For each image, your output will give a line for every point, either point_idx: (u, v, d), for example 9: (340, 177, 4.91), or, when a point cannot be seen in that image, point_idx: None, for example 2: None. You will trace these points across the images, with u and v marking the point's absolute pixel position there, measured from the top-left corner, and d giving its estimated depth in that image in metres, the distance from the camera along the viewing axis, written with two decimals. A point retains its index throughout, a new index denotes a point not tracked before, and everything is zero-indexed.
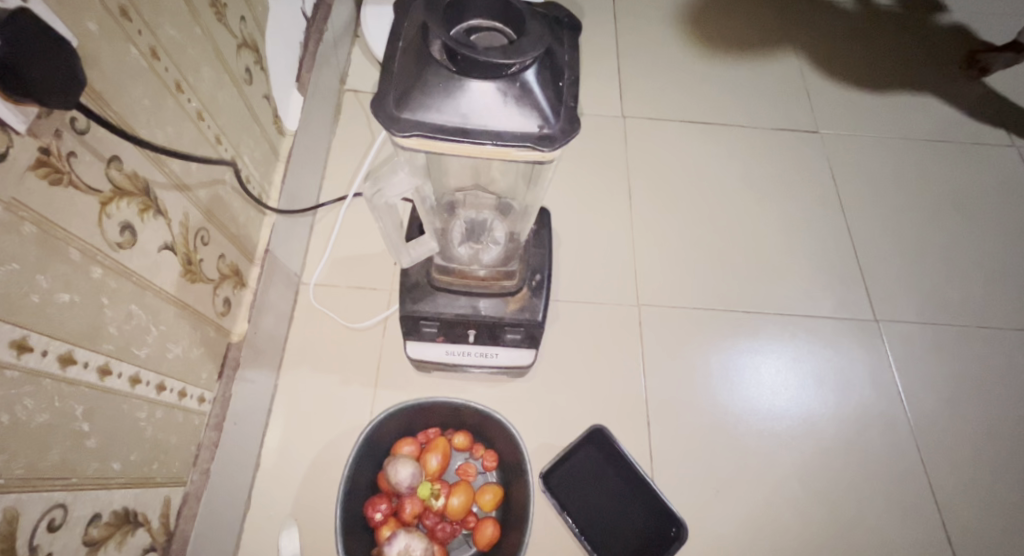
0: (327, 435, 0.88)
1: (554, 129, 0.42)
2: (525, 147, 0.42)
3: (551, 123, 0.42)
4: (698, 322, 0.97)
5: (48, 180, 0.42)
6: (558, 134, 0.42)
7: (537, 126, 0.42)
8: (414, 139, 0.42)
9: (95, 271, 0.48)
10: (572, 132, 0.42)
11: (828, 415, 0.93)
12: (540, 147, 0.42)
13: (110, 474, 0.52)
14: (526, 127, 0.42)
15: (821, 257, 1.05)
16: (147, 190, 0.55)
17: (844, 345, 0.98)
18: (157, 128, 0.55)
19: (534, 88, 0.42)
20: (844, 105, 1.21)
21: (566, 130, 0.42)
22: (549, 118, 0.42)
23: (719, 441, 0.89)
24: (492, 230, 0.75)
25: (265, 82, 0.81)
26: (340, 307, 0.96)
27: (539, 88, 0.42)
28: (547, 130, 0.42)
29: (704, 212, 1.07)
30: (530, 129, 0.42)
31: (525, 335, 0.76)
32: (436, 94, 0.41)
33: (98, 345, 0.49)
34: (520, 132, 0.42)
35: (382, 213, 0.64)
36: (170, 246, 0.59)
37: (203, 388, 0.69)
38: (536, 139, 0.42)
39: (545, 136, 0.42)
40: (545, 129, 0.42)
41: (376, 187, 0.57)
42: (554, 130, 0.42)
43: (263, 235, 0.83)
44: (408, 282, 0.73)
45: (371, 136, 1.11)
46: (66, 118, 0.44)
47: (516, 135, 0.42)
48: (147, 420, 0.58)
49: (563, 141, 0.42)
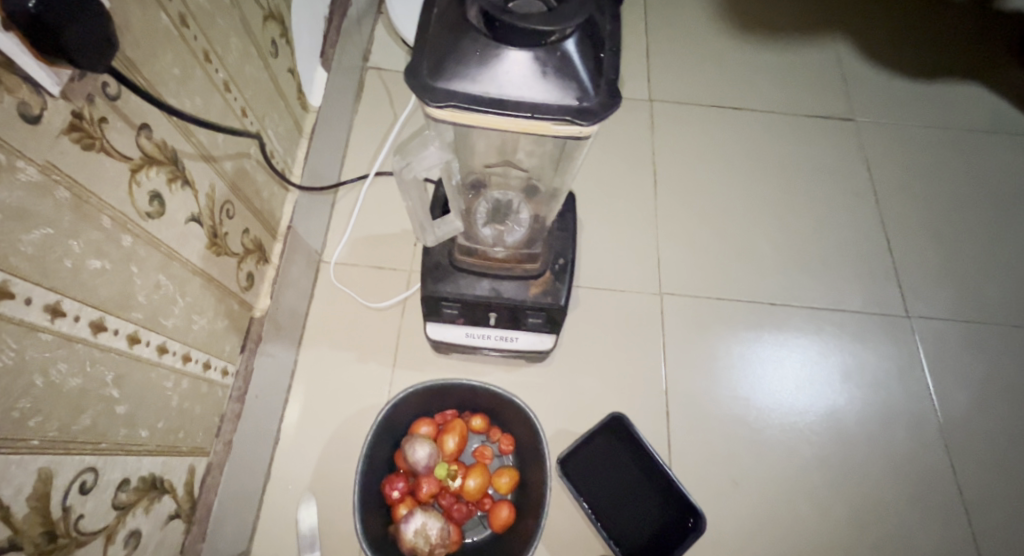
0: (346, 413, 0.88)
1: (594, 102, 0.41)
2: (564, 120, 0.40)
3: (591, 96, 0.41)
4: (722, 313, 0.96)
5: (81, 145, 0.42)
6: (596, 107, 0.41)
7: (576, 99, 0.41)
8: (446, 110, 0.41)
9: (125, 239, 0.48)
10: (613, 105, 0.41)
11: (854, 412, 0.91)
12: (579, 121, 0.40)
13: (138, 440, 0.53)
14: (566, 100, 0.41)
15: (851, 249, 1.03)
16: (175, 160, 0.55)
17: (873, 340, 0.96)
18: (186, 97, 0.55)
19: (573, 60, 0.41)
20: (880, 92, 1.18)
21: (607, 103, 0.41)
22: (588, 91, 0.41)
23: (739, 433, 0.88)
24: (516, 211, 0.74)
25: (290, 56, 0.81)
26: (360, 286, 0.96)
27: (579, 59, 0.41)
28: (586, 103, 0.41)
29: (732, 200, 1.05)
30: (569, 102, 0.40)
31: (546, 319, 0.75)
32: (472, 64, 0.40)
33: (127, 314, 0.50)
34: (556, 104, 0.41)
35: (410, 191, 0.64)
36: (197, 218, 0.59)
37: (226, 361, 0.69)
38: (574, 112, 0.40)
39: (584, 109, 0.40)
40: (584, 102, 0.41)
41: (405, 162, 0.57)
42: (592, 103, 0.41)
43: (286, 211, 0.83)
44: (430, 262, 0.73)
45: (395, 114, 1.10)
46: (98, 83, 0.43)
47: (554, 107, 0.40)
48: (173, 389, 0.58)
49: (602, 114, 0.40)
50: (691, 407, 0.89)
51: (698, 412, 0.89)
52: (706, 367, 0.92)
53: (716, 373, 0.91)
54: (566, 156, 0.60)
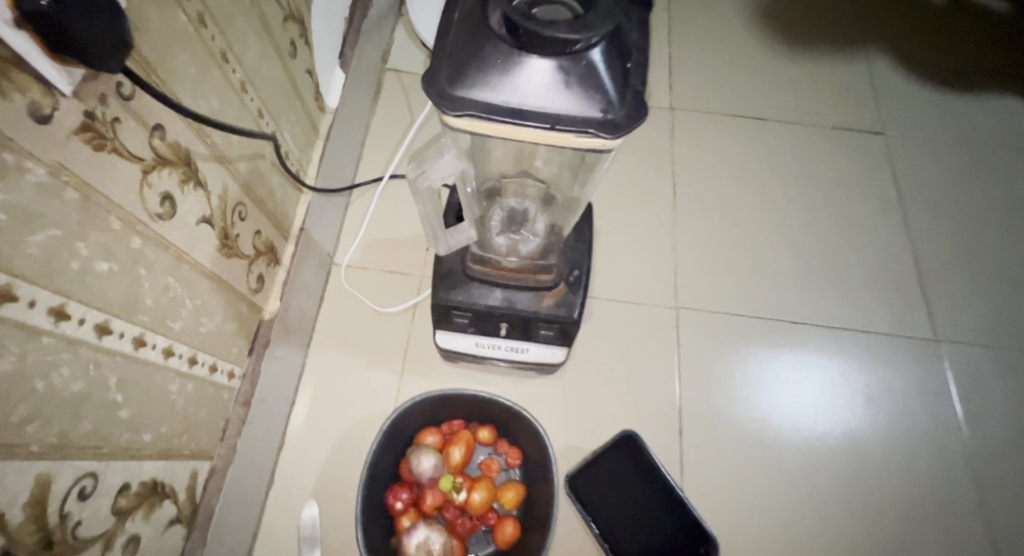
0: (351, 419, 0.87)
1: (620, 114, 0.39)
2: (587, 133, 0.38)
3: (616, 108, 0.39)
4: (741, 330, 0.93)
5: (92, 146, 0.41)
6: (622, 120, 0.39)
7: (601, 111, 0.39)
8: (463, 119, 0.39)
9: (134, 241, 0.48)
10: (639, 118, 0.39)
11: (878, 438, 0.89)
12: (603, 134, 0.38)
13: (140, 445, 0.52)
14: (590, 112, 0.39)
15: (877, 267, 1.00)
16: (188, 161, 0.54)
17: (899, 364, 0.93)
18: (201, 98, 0.54)
19: (599, 71, 0.39)
20: (912, 106, 1.15)
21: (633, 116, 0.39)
22: (613, 103, 0.39)
23: (755, 454, 0.86)
24: (529, 219, 0.72)
25: (308, 56, 0.80)
26: (371, 290, 0.95)
27: (605, 70, 0.39)
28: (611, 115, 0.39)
29: (754, 213, 1.03)
30: (593, 113, 0.38)
31: (559, 332, 0.74)
32: (492, 72, 0.39)
33: (134, 317, 0.49)
34: (580, 115, 0.38)
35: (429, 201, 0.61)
36: (208, 220, 0.59)
37: (233, 364, 0.69)
38: (599, 124, 0.38)
39: (609, 121, 0.38)
40: (609, 114, 0.39)
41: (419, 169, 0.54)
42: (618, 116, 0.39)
43: (299, 213, 0.83)
44: (442, 270, 0.71)
45: (412, 116, 1.09)
46: (112, 82, 0.43)
47: (577, 118, 0.38)
48: (178, 393, 0.57)
49: (628, 127, 0.38)
50: (705, 427, 0.86)
51: (712, 432, 0.86)
52: (721, 385, 0.89)
53: (732, 391, 0.89)
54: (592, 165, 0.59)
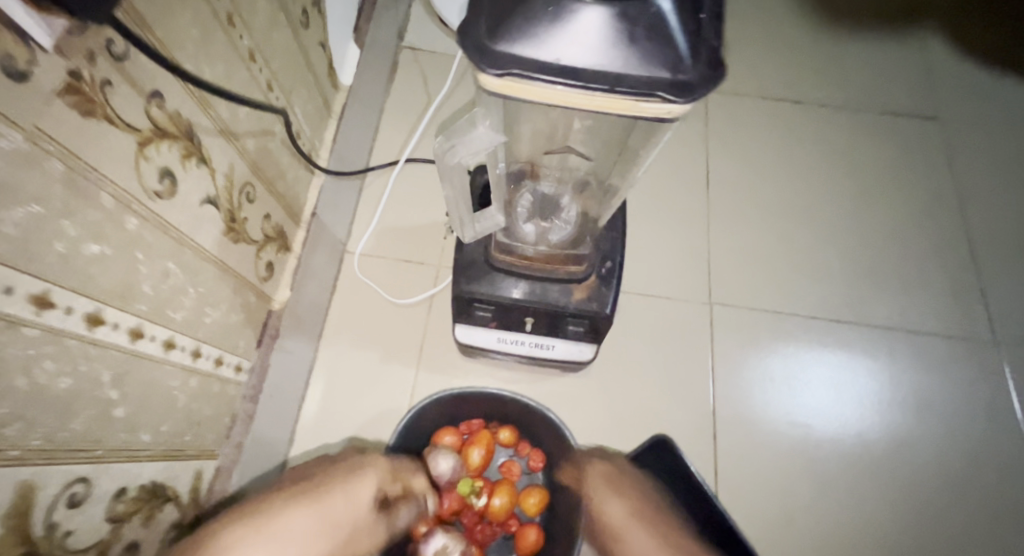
0: (364, 416, 0.82)
1: (693, 75, 0.32)
2: (653, 97, 0.32)
3: (689, 66, 0.32)
4: (779, 330, 0.91)
5: (78, 110, 0.36)
6: (697, 83, 0.32)
7: (670, 70, 0.32)
8: (505, 79, 0.32)
9: (130, 221, 0.43)
10: (717, 79, 0.32)
11: (923, 443, 0.86)
12: (672, 98, 0.32)
13: (139, 446, 0.48)
14: (657, 71, 0.32)
15: (920, 266, 0.96)
16: (190, 134, 0.49)
17: (946, 368, 0.90)
18: (205, 64, 0.49)
19: (667, 20, 0.32)
20: (959, 91, 1.09)
21: (710, 76, 0.32)
22: (687, 61, 0.32)
23: (795, 456, 0.84)
24: (560, 205, 0.67)
25: (321, 28, 0.75)
26: (385, 280, 0.90)
27: (675, 20, 0.32)
28: (685, 75, 0.32)
29: (791, 208, 0.99)
30: (661, 73, 0.32)
31: (588, 328, 0.69)
32: (539, 21, 0.32)
33: (131, 306, 0.44)
34: (647, 76, 0.32)
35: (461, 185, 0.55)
36: (213, 200, 0.54)
37: (241, 357, 0.64)
38: (669, 88, 0.32)
39: (681, 83, 0.32)
40: (681, 75, 0.32)
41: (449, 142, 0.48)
42: (692, 77, 0.32)
43: (310, 197, 0.79)
44: (463, 259, 0.67)
45: (429, 97, 1.04)
46: (102, 39, 0.37)
47: (642, 79, 0.32)
48: (180, 389, 0.53)
49: (704, 91, 0.32)
50: (738, 426, 0.84)
51: (744, 431, 0.84)
52: (754, 383, 0.87)
53: (766, 390, 0.87)
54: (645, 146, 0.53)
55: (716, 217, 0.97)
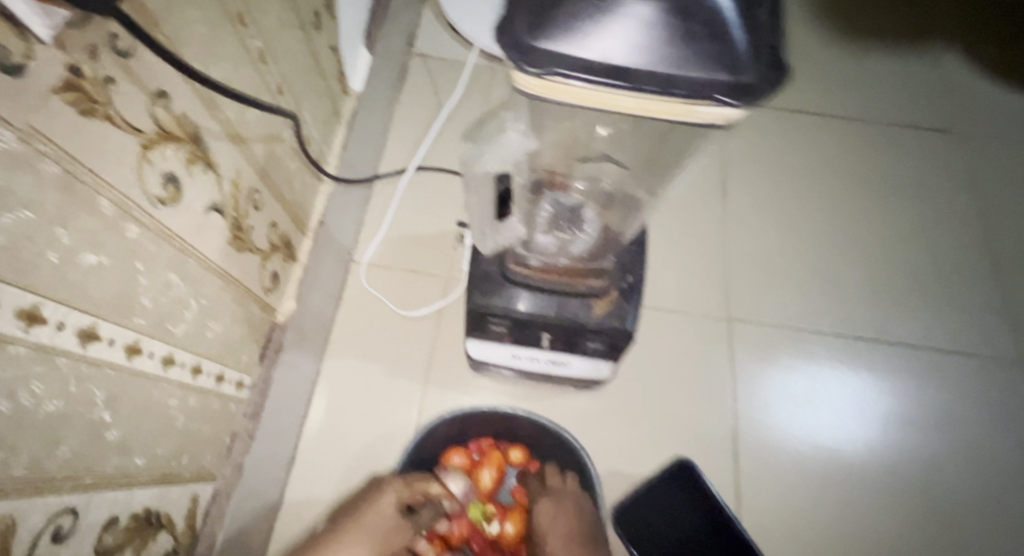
0: (369, 433, 0.79)
1: (753, 75, 0.29)
2: (707, 100, 0.29)
3: (749, 65, 0.29)
4: (800, 347, 0.88)
5: (77, 109, 0.33)
6: (757, 85, 0.29)
7: (728, 70, 0.29)
8: (545, 79, 0.30)
9: (130, 229, 0.40)
10: (778, 81, 0.29)
11: (950, 467, 0.83)
12: (729, 103, 0.29)
13: (133, 470, 0.44)
14: (713, 71, 0.29)
15: (944, 282, 0.94)
16: (196, 137, 0.46)
17: (973, 388, 0.87)
18: (213, 63, 0.46)
19: (725, 13, 0.29)
20: (980, 104, 1.07)
21: (771, 77, 0.29)
22: (746, 61, 0.29)
23: (818, 480, 0.81)
24: (581, 215, 0.63)
25: (332, 31, 0.73)
26: (393, 291, 0.87)
27: (732, 13, 0.29)
28: (744, 76, 0.29)
29: (810, 222, 0.97)
30: (718, 73, 0.29)
31: (609, 344, 0.66)
32: (584, 17, 0.29)
33: (128, 320, 0.41)
34: (701, 77, 0.29)
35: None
36: (219, 207, 0.51)
37: (243, 372, 0.61)
38: (726, 91, 0.29)
39: (739, 85, 0.29)
40: (740, 75, 0.29)
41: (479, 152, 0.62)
42: (752, 78, 0.29)
43: (318, 206, 0.76)
44: (477, 272, 0.64)
45: (440, 105, 1.01)
46: (105, 32, 0.34)
47: (696, 81, 0.29)
48: (179, 408, 0.49)
49: (764, 95, 0.29)
50: (758, 447, 0.82)
51: (765, 452, 0.81)
52: (775, 401, 0.84)
53: (786, 408, 0.84)
54: (679, 153, 0.52)
55: (734, 230, 0.95)
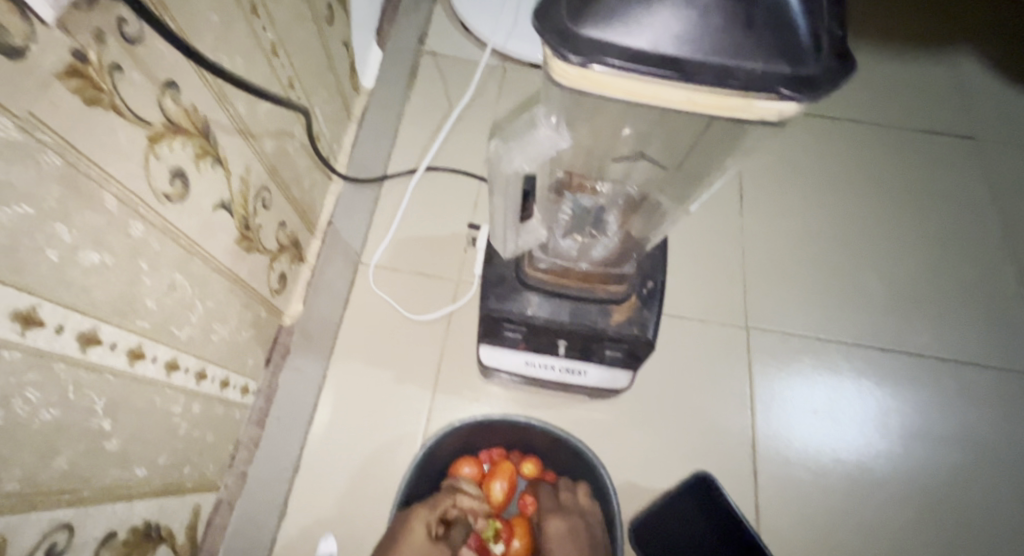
0: (376, 441, 0.76)
1: (814, 69, 0.28)
2: (769, 93, 0.28)
3: (809, 59, 0.28)
4: (820, 356, 0.85)
5: (82, 97, 0.31)
6: (819, 78, 0.28)
7: (789, 63, 0.28)
8: (591, 71, 0.28)
9: (135, 226, 0.37)
10: (842, 74, 0.28)
11: (975, 482, 0.80)
12: (792, 96, 0.28)
13: (133, 482, 0.42)
14: (773, 63, 0.28)
15: (967, 292, 0.91)
16: (206, 131, 0.44)
17: (998, 402, 0.85)
18: (225, 54, 0.44)
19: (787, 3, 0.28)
20: (1000, 112, 1.05)
21: (834, 70, 0.28)
22: (806, 54, 0.28)
23: (839, 494, 0.78)
24: (604, 219, 0.61)
25: (344, 26, 0.71)
26: (402, 294, 0.85)
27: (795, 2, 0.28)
28: (805, 69, 0.28)
29: (829, 228, 0.95)
30: (779, 65, 0.28)
31: (627, 353, 0.64)
32: (633, 4, 0.28)
33: (130, 323, 0.38)
34: (761, 70, 0.28)
35: (514, 198, 0.47)
36: (227, 205, 0.48)
37: (247, 377, 0.59)
38: (789, 84, 0.28)
39: (803, 78, 0.28)
40: (800, 69, 0.28)
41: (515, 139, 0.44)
42: (814, 72, 0.28)
43: (327, 206, 0.74)
44: (493, 276, 0.62)
45: (450, 104, 0.99)
46: (113, 17, 0.32)
47: (756, 72, 0.28)
48: (182, 415, 0.47)
49: (828, 88, 0.28)
50: (778, 460, 0.79)
51: (785, 465, 0.79)
52: (794, 413, 0.82)
53: (807, 421, 0.81)
54: (710, 154, 0.49)
55: (750, 236, 0.93)
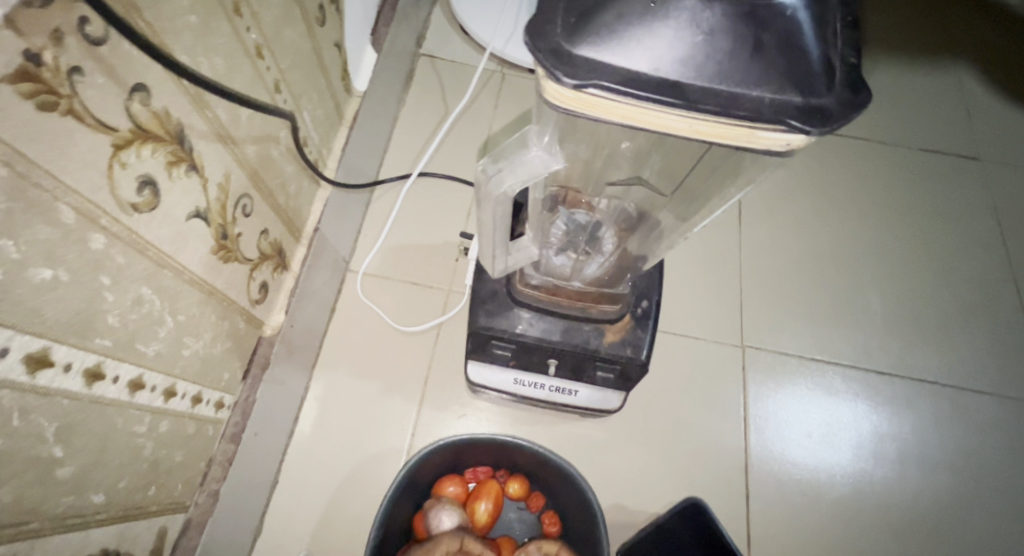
0: (359, 456, 0.74)
1: (826, 99, 0.26)
2: (778, 123, 0.26)
3: (822, 88, 0.26)
4: (816, 378, 0.83)
5: (36, 102, 0.29)
6: (833, 108, 0.26)
7: (799, 92, 0.26)
8: (586, 93, 0.26)
9: (97, 239, 0.35)
10: (856, 105, 0.26)
11: (971, 512, 0.78)
12: (803, 127, 0.26)
13: (88, 508, 0.39)
14: (783, 91, 0.26)
15: (967, 316, 0.90)
16: (180, 137, 0.41)
17: (998, 431, 0.83)
18: (203, 57, 0.42)
19: (800, 25, 0.26)
20: (1005, 133, 1.04)
21: (847, 101, 0.26)
22: (818, 83, 0.26)
23: (833, 520, 0.76)
24: (599, 236, 0.58)
25: (337, 26, 0.68)
26: (390, 304, 0.82)
27: (808, 26, 0.26)
28: (816, 99, 0.26)
29: (829, 247, 0.93)
30: (789, 95, 0.26)
31: (619, 375, 0.61)
32: (634, 23, 0.25)
33: (89, 341, 0.36)
34: (770, 98, 0.26)
35: (504, 217, 0.45)
36: (203, 214, 0.46)
37: (222, 391, 0.56)
38: (800, 114, 0.26)
39: (814, 108, 0.26)
40: (812, 98, 0.26)
41: (500, 163, 0.40)
42: (826, 102, 0.26)
43: (314, 211, 0.71)
44: (483, 292, 0.60)
45: (447, 109, 0.96)
46: (73, 16, 0.30)
47: (764, 101, 0.25)
48: (147, 435, 0.44)
49: (843, 119, 0.25)
50: (770, 483, 0.77)
51: (778, 489, 0.77)
52: (789, 435, 0.80)
53: (801, 443, 0.79)
54: (713, 174, 0.47)
55: (748, 252, 0.91)
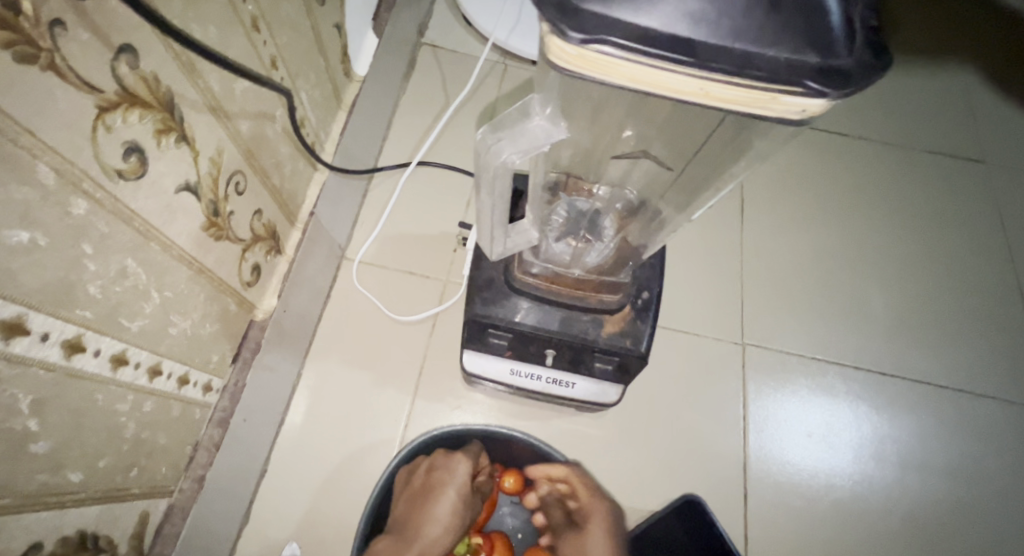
0: (350, 446, 0.72)
1: (846, 61, 0.25)
2: (796, 85, 0.24)
3: (840, 49, 0.25)
4: (817, 378, 0.82)
5: (14, 54, 0.27)
6: (852, 69, 0.25)
7: (816, 53, 0.25)
8: (591, 49, 0.24)
9: (78, 205, 0.33)
10: (877, 67, 0.25)
11: (971, 517, 0.77)
12: (821, 88, 0.24)
13: (65, 488, 0.38)
14: (800, 51, 0.24)
15: (971, 320, 0.88)
16: (171, 106, 0.40)
17: (1000, 436, 0.81)
18: (196, 23, 0.40)
19: None
20: (1012, 136, 1.03)
21: (868, 63, 0.25)
22: (836, 44, 0.25)
23: (831, 521, 0.75)
24: (599, 223, 0.57)
25: (337, 7, 0.67)
26: (385, 293, 0.81)
27: None
28: (834, 60, 0.25)
29: (832, 246, 0.92)
30: (805, 55, 0.24)
31: (618, 367, 0.60)
32: None
33: (70, 312, 0.35)
34: (786, 57, 0.24)
35: (502, 195, 0.44)
36: (193, 188, 0.45)
37: (210, 374, 0.55)
38: (818, 75, 0.24)
39: (833, 69, 0.24)
40: (830, 59, 0.25)
41: (498, 135, 0.38)
42: (845, 63, 0.25)
43: (310, 195, 0.70)
44: (481, 279, 0.58)
45: (448, 99, 0.95)
46: None
47: (780, 62, 0.24)
48: (130, 415, 0.43)
49: (863, 80, 0.24)
50: (769, 483, 0.76)
51: (777, 490, 0.75)
52: (788, 435, 0.78)
53: (801, 443, 0.78)
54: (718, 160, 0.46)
55: (750, 249, 0.90)
